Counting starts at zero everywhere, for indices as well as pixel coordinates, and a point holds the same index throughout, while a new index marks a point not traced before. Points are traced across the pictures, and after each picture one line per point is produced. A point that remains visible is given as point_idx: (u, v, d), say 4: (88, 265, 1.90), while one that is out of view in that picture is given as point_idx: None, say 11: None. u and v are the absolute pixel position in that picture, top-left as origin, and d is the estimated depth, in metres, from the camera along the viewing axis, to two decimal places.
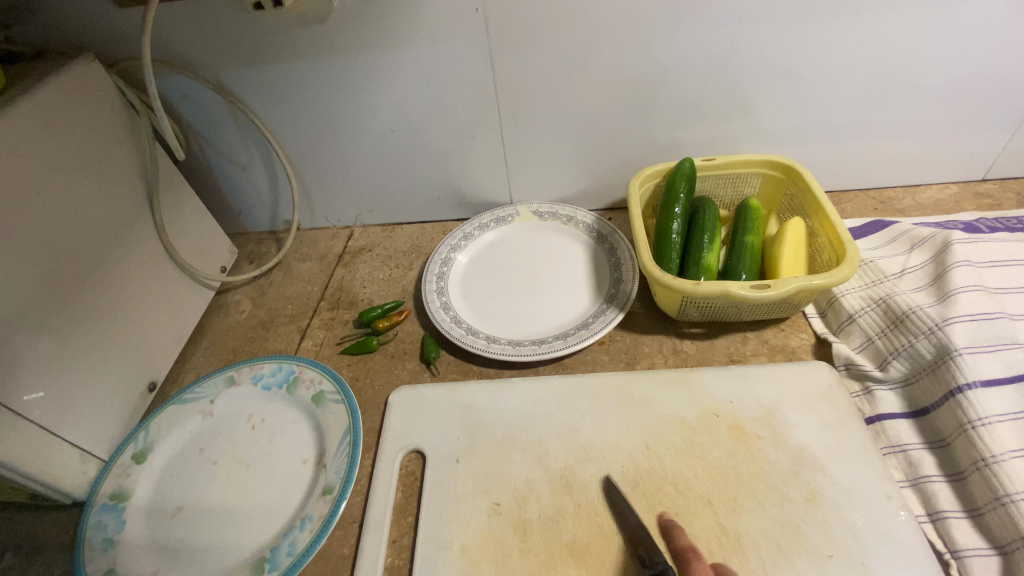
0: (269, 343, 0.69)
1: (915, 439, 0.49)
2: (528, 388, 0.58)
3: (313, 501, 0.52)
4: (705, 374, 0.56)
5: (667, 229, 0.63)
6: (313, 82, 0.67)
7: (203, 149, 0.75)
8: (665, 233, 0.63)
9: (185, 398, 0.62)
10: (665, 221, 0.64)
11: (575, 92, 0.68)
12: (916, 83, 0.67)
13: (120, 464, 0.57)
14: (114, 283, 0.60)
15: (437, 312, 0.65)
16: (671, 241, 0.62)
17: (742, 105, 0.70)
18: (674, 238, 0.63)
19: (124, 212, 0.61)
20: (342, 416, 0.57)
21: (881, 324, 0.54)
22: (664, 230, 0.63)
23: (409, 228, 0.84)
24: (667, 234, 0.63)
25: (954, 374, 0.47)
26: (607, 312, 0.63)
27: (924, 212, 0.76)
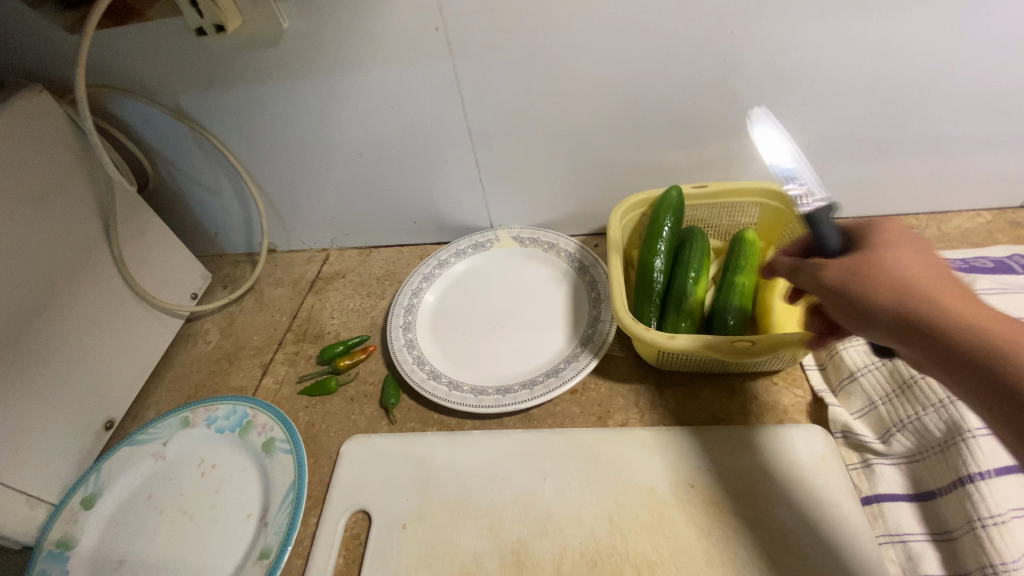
0: (231, 378, 0.67)
1: (917, 529, 0.42)
2: (487, 443, 0.53)
3: (251, 565, 0.49)
4: (682, 435, 0.51)
5: (649, 266, 0.57)
6: (275, 106, 0.63)
7: (170, 173, 0.73)
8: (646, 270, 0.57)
9: (139, 438, 0.59)
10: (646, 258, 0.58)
11: (551, 113, 0.63)
12: (939, 99, 0.59)
13: (68, 509, 0.55)
14: (66, 321, 0.58)
15: (399, 352, 0.61)
16: (651, 280, 0.57)
17: (738, 125, 0.63)
18: (655, 277, 0.57)
19: (77, 246, 0.59)
20: (289, 469, 0.53)
21: (886, 387, 0.47)
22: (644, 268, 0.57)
23: (386, 252, 0.81)
24: (648, 272, 0.57)
25: (965, 459, 0.41)
26: (579, 357, 0.57)
27: (950, 244, 0.67)
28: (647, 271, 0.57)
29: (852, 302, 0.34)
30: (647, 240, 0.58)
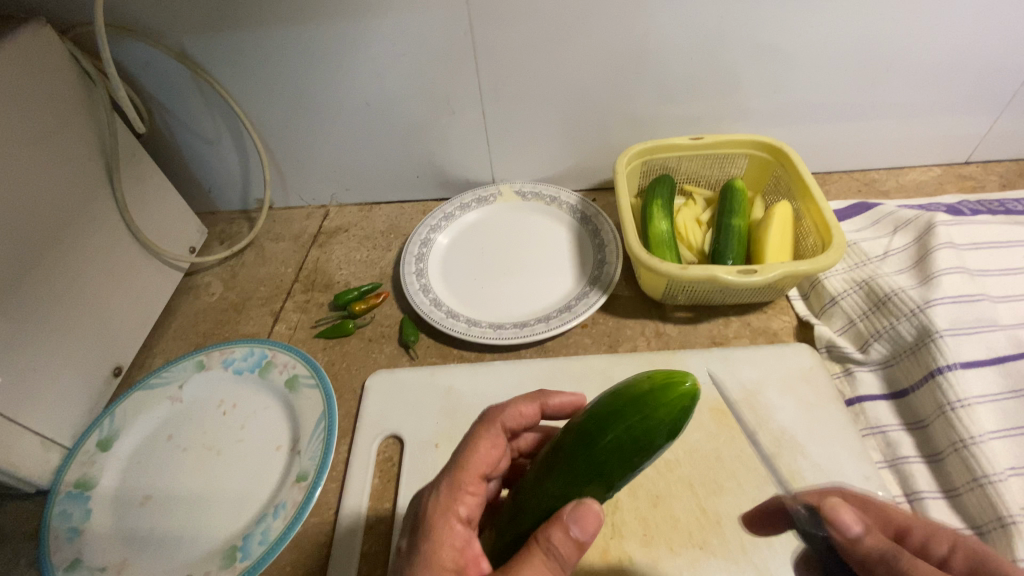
0: (241, 326, 0.67)
1: (893, 421, 0.49)
2: (509, 371, 0.57)
3: (287, 487, 0.50)
4: (687, 357, 0.56)
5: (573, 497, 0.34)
6: (285, 53, 0.63)
7: (166, 122, 0.71)
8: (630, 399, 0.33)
9: (152, 383, 0.60)
10: (633, 415, 0.33)
11: (558, 68, 0.66)
12: (904, 65, 0.66)
13: (83, 451, 0.55)
14: (72, 264, 0.56)
15: (415, 295, 0.63)
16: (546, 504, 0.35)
17: (728, 84, 0.68)
18: (545, 471, 0.35)
19: (83, 188, 0.58)
20: (316, 401, 0.55)
21: (863, 306, 0.54)
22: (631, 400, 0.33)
23: (388, 208, 0.82)
24: (584, 446, 0.34)
25: (934, 356, 0.47)
26: (589, 295, 0.62)
27: (907, 194, 0.76)
28: (585, 451, 0.33)
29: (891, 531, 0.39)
30: (666, 400, 0.33)
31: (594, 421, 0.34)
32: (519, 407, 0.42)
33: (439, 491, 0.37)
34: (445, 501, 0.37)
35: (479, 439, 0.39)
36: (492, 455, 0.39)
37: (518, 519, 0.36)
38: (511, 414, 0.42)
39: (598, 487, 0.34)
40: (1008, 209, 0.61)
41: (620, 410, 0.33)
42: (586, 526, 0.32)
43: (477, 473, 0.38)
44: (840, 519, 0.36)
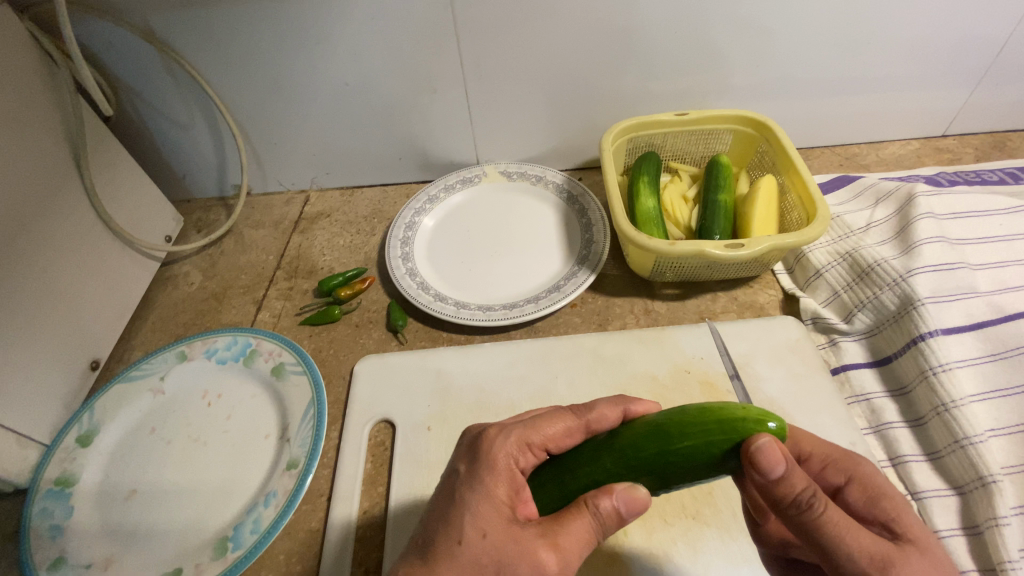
0: (223, 316, 0.66)
1: (878, 388, 0.50)
2: (499, 352, 0.57)
3: (278, 476, 0.49)
4: (676, 333, 0.56)
5: (625, 476, 0.36)
6: (257, 33, 0.61)
7: (135, 106, 0.68)
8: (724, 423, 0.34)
9: (133, 375, 0.58)
10: (717, 436, 0.33)
11: (542, 46, 0.64)
12: (886, 40, 0.66)
13: (63, 447, 0.53)
14: (41, 254, 0.54)
15: (402, 279, 0.62)
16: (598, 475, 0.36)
17: (713, 60, 0.67)
18: (611, 451, 0.36)
19: (49, 176, 0.55)
20: (304, 388, 0.54)
21: (846, 278, 0.54)
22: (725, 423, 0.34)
23: (370, 192, 0.81)
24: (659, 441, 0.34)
25: (917, 323, 0.49)
26: (578, 274, 0.61)
27: (887, 167, 0.77)
28: (658, 445, 0.34)
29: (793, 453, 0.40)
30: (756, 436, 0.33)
31: (676, 424, 0.35)
32: (603, 410, 0.40)
33: (511, 437, 0.38)
34: (512, 451, 0.38)
35: (559, 419, 0.40)
36: (564, 439, 0.39)
37: (564, 482, 0.37)
38: (598, 416, 0.40)
39: (654, 479, 0.35)
40: (985, 179, 0.62)
41: (707, 426, 0.34)
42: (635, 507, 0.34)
43: (545, 445, 0.39)
44: (767, 457, 0.32)
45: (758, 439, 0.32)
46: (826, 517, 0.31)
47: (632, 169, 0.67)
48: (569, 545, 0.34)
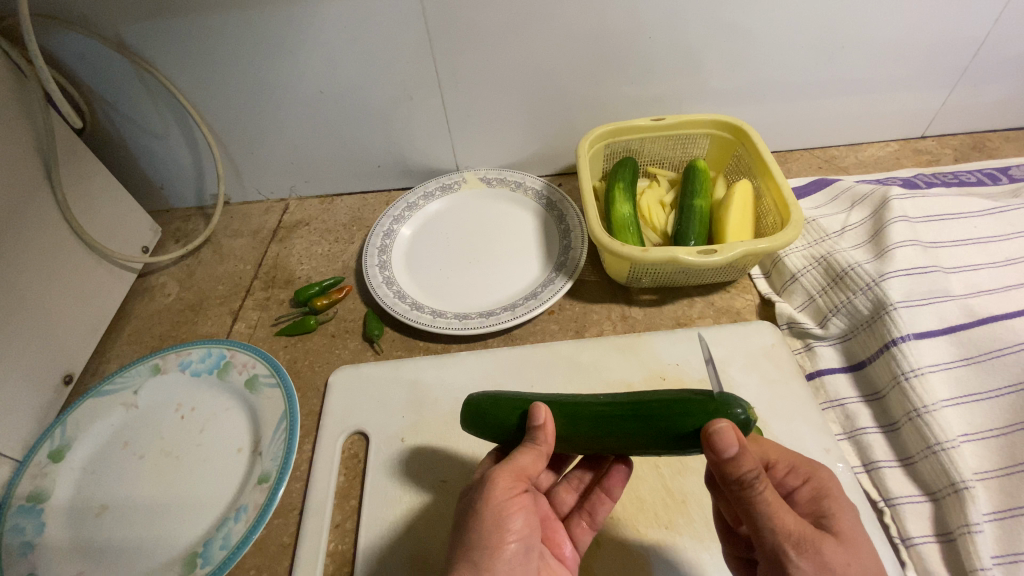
0: (199, 327, 0.65)
1: (851, 393, 0.50)
2: (474, 361, 0.57)
3: (249, 490, 0.49)
4: (652, 339, 0.56)
5: (558, 422, 0.41)
6: (229, 43, 0.61)
7: (109, 117, 0.68)
8: (473, 407, 0.44)
9: (106, 388, 0.58)
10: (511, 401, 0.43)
11: (516, 52, 0.64)
12: (860, 43, 0.66)
13: (34, 463, 0.53)
14: (12, 267, 0.53)
15: (379, 288, 0.62)
16: (585, 407, 0.40)
17: (689, 64, 0.67)
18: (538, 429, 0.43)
19: (18, 189, 0.55)
20: (278, 401, 0.54)
21: (821, 282, 0.54)
22: (472, 408, 0.44)
23: (350, 200, 0.80)
24: (496, 430, 0.43)
25: (889, 328, 0.48)
26: (555, 280, 0.61)
27: (865, 169, 0.77)
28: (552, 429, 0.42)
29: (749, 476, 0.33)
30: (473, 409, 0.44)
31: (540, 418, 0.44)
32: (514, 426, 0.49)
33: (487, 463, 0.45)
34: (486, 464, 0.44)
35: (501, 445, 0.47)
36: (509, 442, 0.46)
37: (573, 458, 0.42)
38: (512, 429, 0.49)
39: (552, 405, 0.42)
40: (961, 181, 0.62)
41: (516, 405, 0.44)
42: (536, 418, 0.40)
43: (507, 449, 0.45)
44: (721, 439, 0.34)
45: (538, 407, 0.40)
46: (765, 493, 0.33)
47: (610, 173, 0.66)
48: (516, 459, 0.39)
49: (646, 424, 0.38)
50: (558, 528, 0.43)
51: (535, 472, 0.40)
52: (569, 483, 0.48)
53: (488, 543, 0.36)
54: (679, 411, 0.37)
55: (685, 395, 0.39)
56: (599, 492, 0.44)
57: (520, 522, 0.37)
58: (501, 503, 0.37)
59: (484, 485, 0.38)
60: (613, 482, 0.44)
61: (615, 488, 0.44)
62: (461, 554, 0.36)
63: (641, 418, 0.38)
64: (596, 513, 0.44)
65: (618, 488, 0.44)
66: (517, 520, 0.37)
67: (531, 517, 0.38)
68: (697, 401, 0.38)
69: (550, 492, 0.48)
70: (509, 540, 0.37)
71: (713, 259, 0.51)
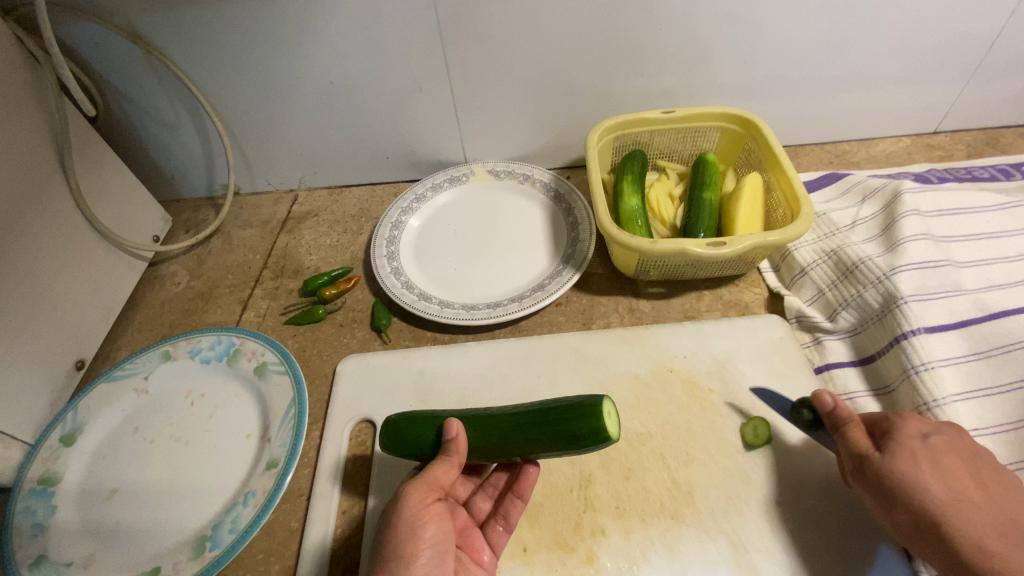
0: (209, 315, 0.66)
1: (861, 387, 0.50)
2: (481, 351, 0.57)
3: (257, 475, 0.50)
4: (659, 331, 0.56)
5: (471, 435, 0.43)
6: (241, 34, 0.61)
7: (122, 107, 0.69)
8: (392, 425, 0.46)
9: (117, 374, 0.58)
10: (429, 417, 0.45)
11: (526, 44, 0.64)
12: (873, 37, 0.65)
13: (46, 446, 0.53)
14: (25, 254, 0.54)
15: (386, 278, 0.62)
16: (493, 418, 0.43)
17: (700, 57, 0.67)
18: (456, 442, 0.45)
19: (31, 176, 0.56)
20: (286, 388, 0.54)
21: (831, 276, 0.54)
22: (389, 427, 0.45)
23: (358, 191, 0.81)
24: (414, 445, 0.44)
25: (900, 322, 0.48)
26: (563, 272, 0.61)
27: (877, 164, 0.77)
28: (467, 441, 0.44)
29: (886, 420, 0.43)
30: (391, 426, 0.46)
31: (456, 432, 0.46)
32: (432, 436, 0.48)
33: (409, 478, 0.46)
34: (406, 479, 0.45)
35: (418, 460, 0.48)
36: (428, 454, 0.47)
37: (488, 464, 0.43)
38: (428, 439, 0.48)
39: (465, 420, 0.44)
40: (975, 176, 0.62)
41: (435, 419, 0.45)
42: (449, 432, 0.42)
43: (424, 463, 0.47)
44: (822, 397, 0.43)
45: (449, 425, 0.43)
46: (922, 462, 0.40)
47: (619, 165, 0.66)
48: (429, 472, 0.40)
49: (545, 428, 0.40)
50: (476, 536, 0.43)
51: (449, 482, 0.42)
52: (485, 490, 0.47)
53: (404, 551, 0.38)
54: (572, 414, 0.40)
55: (578, 402, 0.41)
56: (512, 496, 0.45)
57: (434, 530, 0.39)
58: (411, 516, 0.39)
59: (399, 498, 0.39)
60: (524, 484, 0.44)
61: (526, 490, 0.44)
62: (380, 564, 0.38)
63: (545, 424, 0.40)
64: (510, 516, 0.44)
65: (530, 489, 0.44)
66: (430, 528, 0.39)
67: (445, 524, 0.40)
68: (588, 404, 0.40)
69: (465, 500, 0.47)
70: (423, 548, 0.38)
71: (722, 254, 0.51)
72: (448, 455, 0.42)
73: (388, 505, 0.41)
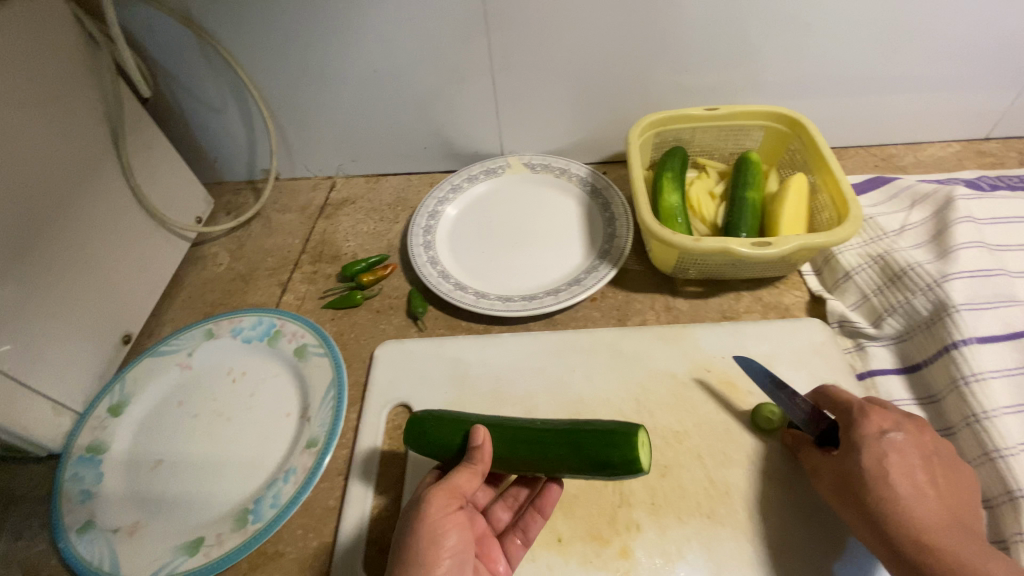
0: (249, 297, 0.67)
1: (905, 395, 0.49)
2: (517, 343, 0.57)
3: (298, 453, 0.51)
4: (697, 331, 0.56)
5: (496, 445, 0.43)
6: (289, 21, 0.62)
7: (172, 90, 0.70)
8: (417, 424, 0.46)
9: (162, 350, 0.60)
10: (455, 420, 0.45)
11: (570, 38, 0.64)
12: (928, 38, 0.63)
13: (95, 416, 0.55)
14: (78, 230, 0.56)
15: (423, 267, 0.63)
16: (522, 431, 0.43)
17: (747, 54, 0.66)
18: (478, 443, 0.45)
19: (87, 154, 0.57)
20: (326, 370, 0.55)
21: (877, 281, 0.53)
22: (414, 424, 0.46)
23: (395, 180, 0.81)
24: (437, 449, 0.44)
25: (950, 331, 0.47)
26: (600, 267, 0.61)
27: (924, 169, 0.75)
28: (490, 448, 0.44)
29: (857, 409, 0.42)
30: (416, 425, 0.45)
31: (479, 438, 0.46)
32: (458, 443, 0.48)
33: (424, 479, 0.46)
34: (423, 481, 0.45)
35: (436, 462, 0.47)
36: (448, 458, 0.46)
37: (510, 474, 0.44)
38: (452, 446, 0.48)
39: (493, 429, 0.44)
40: None
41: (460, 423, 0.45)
42: (474, 440, 0.43)
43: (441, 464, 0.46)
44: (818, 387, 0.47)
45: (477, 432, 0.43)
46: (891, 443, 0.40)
47: (659, 162, 0.66)
48: (451, 479, 0.40)
49: (575, 451, 0.41)
50: (493, 545, 0.43)
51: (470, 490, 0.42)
52: (506, 500, 0.47)
53: (425, 560, 0.38)
54: (607, 443, 0.40)
55: (613, 428, 0.41)
56: (531, 510, 0.44)
57: (454, 539, 0.39)
58: (434, 523, 0.39)
59: (420, 505, 0.39)
60: (546, 500, 0.44)
61: (548, 505, 0.44)
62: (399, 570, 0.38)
63: (575, 446, 0.41)
64: (529, 529, 0.44)
65: (551, 506, 0.44)
66: (451, 536, 0.39)
67: (466, 533, 0.40)
68: (623, 433, 0.40)
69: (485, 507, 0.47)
70: (444, 557, 0.38)
71: (762, 254, 0.50)
72: (471, 459, 0.42)
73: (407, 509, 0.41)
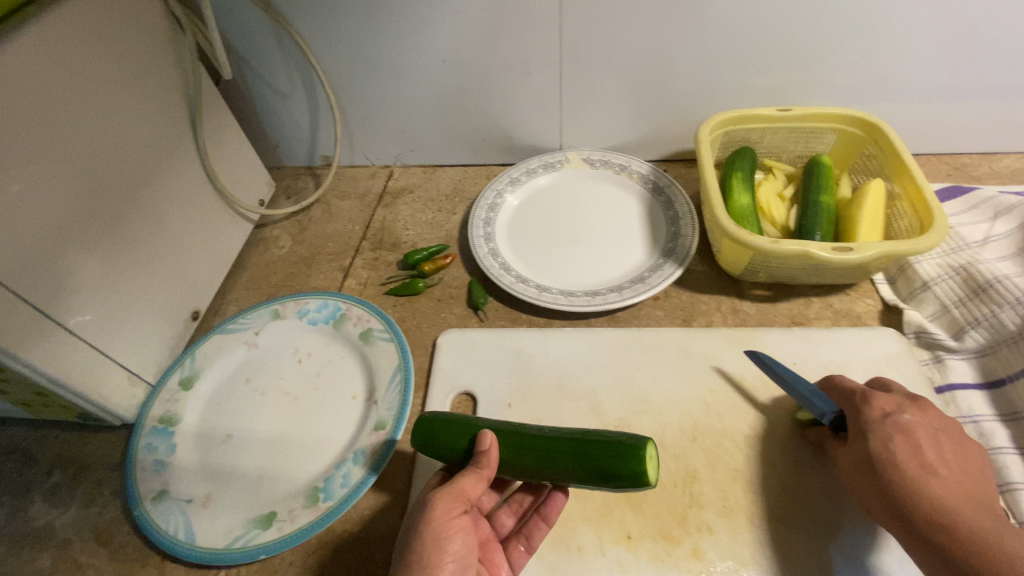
0: (312, 280, 0.68)
1: (986, 411, 0.48)
2: (580, 338, 0.57)
3: (366, 435, 0.52)
4: (766, 335, 0.55)
5: (504, 450, 0.43)
6: (364, 8, 0.62)
7: (243, 74, 0.72)
8: (424, 426, 0.46)
9: (231, 327, 0.62)
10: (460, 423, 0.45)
11: (642, 33, 0.63)
12: (1017, 44, 0.61)
13: (167, 389, 0.57)
14: (156, 207, 0.58)
15: (485, 258, 0.63)
16: (528, 437, 0.42)
17: (823, 55, 0.64)
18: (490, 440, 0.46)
19: (166, 133, 0.59)
20: (392, 354, 0.56)
21: (959, 293, 0.52)
22: (422, 427, 0.46)
23: (452, 171, 0.82)
24: (446, 452, 0.44)
25: None
26: (664, 266, 0.61)
27: (1000, 180, 0.72)
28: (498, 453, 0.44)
29: (859, 397, 0.43)
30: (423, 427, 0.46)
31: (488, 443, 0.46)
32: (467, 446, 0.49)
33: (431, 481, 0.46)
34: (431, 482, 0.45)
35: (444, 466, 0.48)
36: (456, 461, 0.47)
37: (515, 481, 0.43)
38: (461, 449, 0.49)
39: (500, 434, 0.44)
40: None
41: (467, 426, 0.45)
42: (482, 444, 0.43)
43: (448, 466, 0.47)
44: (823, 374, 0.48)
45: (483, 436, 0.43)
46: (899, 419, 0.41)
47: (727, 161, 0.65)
48: (457, 482, 0.41)
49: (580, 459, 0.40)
50: (496, 552, 0.43)
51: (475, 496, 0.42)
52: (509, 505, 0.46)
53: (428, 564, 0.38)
54: (614, 453, 0.39)
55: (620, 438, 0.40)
56: (537, 518, 0.44)
57: (459, 544, 0.39)
58: (438, 529, 0.39)
59: (426, 509, 0.40)
60: (551, 509, 0.44)
61: (553, 513, 0.44)
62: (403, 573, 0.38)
63: (579, 455, 0.40)
64: (532, 537, 0.44)
65: (556, 515, 0.44)
66: (456, 541, 0.39)
67: (469, 539, 0.40)
68: (629, 444, 0.39)
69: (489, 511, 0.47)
70: (447, 561, 0.38)
71: (844, 260, 0.49)
72: (477, 460, 0.42)
73: (413, 512, 0.41)
